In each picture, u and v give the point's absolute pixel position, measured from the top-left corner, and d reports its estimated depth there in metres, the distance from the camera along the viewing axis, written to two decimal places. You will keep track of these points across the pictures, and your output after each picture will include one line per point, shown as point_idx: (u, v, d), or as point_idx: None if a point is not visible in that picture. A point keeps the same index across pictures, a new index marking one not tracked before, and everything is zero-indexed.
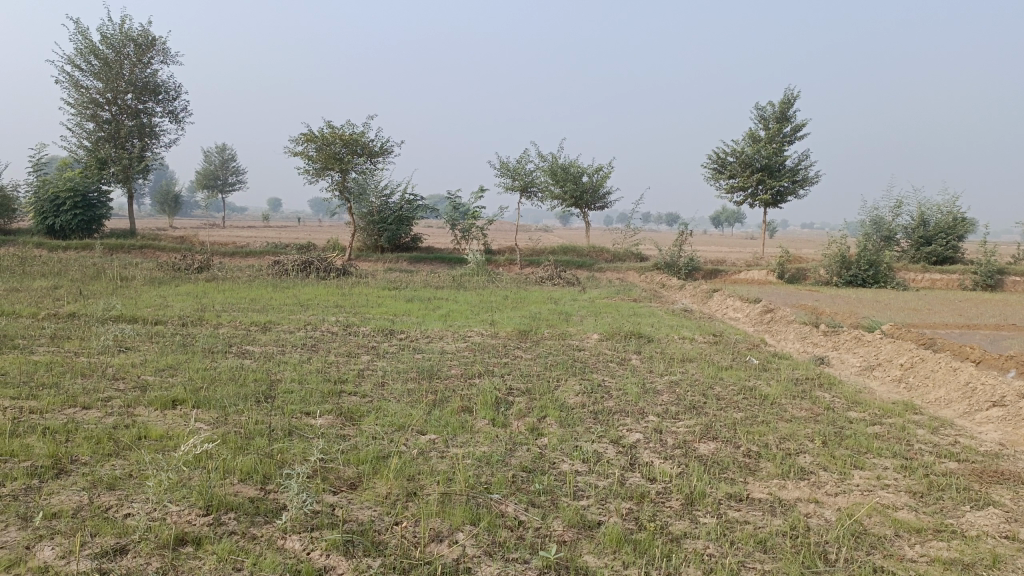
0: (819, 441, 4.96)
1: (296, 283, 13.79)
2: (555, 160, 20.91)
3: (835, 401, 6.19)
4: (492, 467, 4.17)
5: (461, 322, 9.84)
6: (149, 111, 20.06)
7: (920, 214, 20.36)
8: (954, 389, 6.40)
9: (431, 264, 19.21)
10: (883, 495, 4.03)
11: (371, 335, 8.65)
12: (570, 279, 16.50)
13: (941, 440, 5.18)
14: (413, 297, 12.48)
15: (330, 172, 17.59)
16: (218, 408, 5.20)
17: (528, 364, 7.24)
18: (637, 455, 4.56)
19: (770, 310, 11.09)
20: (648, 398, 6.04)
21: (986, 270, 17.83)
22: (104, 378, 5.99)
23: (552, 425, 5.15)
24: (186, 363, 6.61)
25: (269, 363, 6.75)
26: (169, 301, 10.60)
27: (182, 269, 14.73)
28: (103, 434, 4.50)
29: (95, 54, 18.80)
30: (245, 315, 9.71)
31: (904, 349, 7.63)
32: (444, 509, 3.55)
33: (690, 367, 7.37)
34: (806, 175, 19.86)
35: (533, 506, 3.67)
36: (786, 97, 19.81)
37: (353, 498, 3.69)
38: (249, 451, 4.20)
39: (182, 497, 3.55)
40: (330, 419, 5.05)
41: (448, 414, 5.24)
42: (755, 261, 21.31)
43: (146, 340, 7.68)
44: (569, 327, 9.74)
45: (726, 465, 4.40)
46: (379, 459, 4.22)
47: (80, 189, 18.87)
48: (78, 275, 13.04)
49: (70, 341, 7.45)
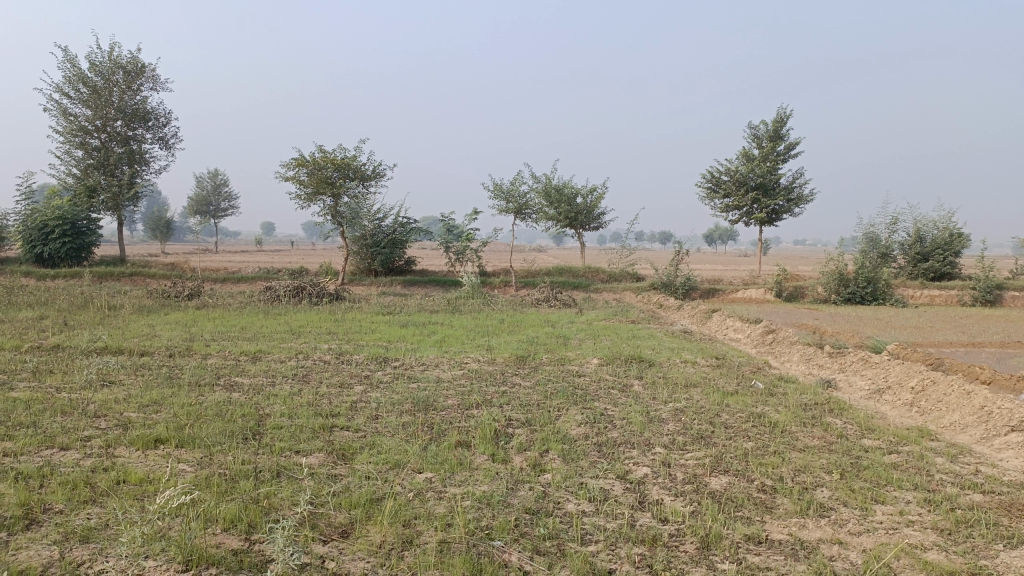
0: (836, 473, 4.73)
1: (288, 310, 13.57)
2: (549, 181, 20.79)
3: (847, 428, 5.96)
4: (493, 510, 3.92)
5: (456, 349, 9.59)
6: (139, 137, 19.89)
7: (916, 230, 20.28)
8: (969, 413, 6.17)
9: (425, 287, 18.98)
10: (909, 533, 3.80)
11: (365, 363, 8.39)
12: (567, 300, 16.28)
13: (962, 470, 4.95)
14: (407, 323, 12.23)
15: (322, 197, 17.41)
16: (203, 447, 4.95)
17: (527, 392, 6.99)
18: (646, 492, 4.31)
19: (771, 331, 10.87)
20: (653, 428, 5.79)
21: (985, 286, 17.68)
22: (85, 416, 5.72)
23: (555, 460, 4.91)
24: (171, 398, 6.34)
25: (257, 396, 6.48)
26: (156, 331, 10.34)
27: (172, 296, 14.50)
28: (79, 480, 4.23)
29: (85, 81, 18.65)
30: (234, 344, 9.44)
31: (913, 371, 7.41)
32: (443, 560, 3.30)
33: (695, 393, 7.13)
34: (801, 193, 19.76)
35: (538, 554, 3.42)
36: (780, 115, 19.76)
37: (344, 549, 3.43)
38: (234, 496, 3.94)
39: (160, 551, 3.29)
40: (320, 457, 4.80)
41: (445, 449, 5.00)
42: (753, 280, 21.16)
43: (131, 373, 7.40)
44: (568, 351, 9.49)
45: (740, 502, 4.15)
46: (372, 502, 3.97)
47: (69, 217, 18.64)
48: (66, 304, 12.79)
49: (52, 375, 7.18)
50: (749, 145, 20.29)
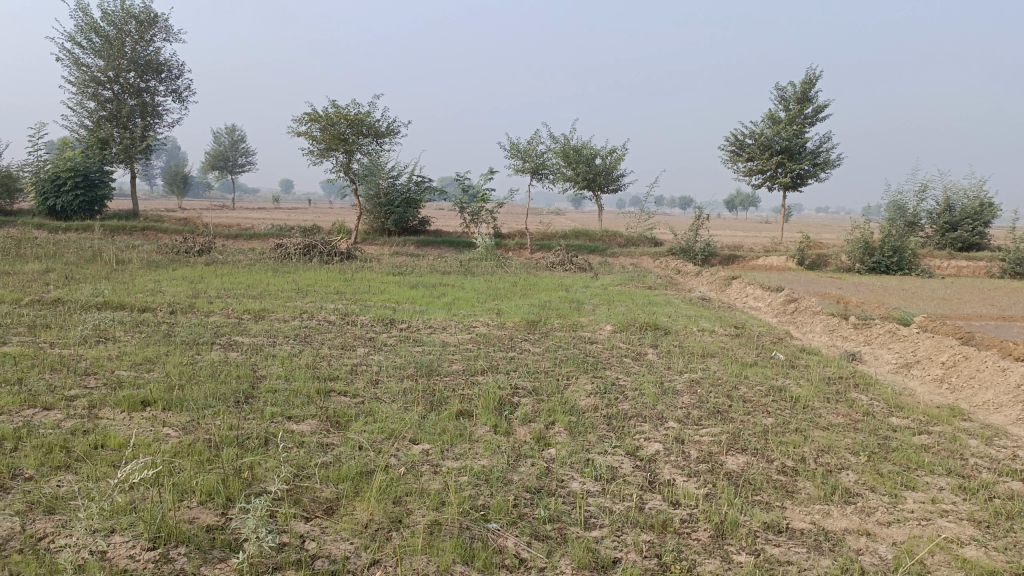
0: (863, 454, 4.40)
1: (298, 268, 13.32)
2: (568, 141, 20.29)
3: (874, 405, 5.63)
4: (491, 488, 3.64)
5: (466, 312, 9.30)
6: (152, 90, 19.54)
7: (945, 199, 19.60)
8: (1004, 391, 5.80)
9: (439, 247, 18.69)
10: (944, 525, 3.47)
11: (370, 325, 8.13)
12: (582, 265, 15.89)
13: (1000, 454, 4.60)
14: (418, 284, 11.92)
15: (335, 153, 17.04)
16: (191, 410, 4.70)
17: (536, 358, 6.72)
18: (657, 472, 4.02)
19: (794, 300, 10.46)
20: (667, 400, 5.49)
21: (1014, 258, 17.09)
22: (73, 373, 5.51)
23: (561, 433, 4.61)
24: (165, 356, 6.11)
25: (256, 356, 6.25)
26: (161, 287, 10.11)
27: (182, 252, 14.30)
28: (56, 443, 3.98)
29: (97, 31, 18.28)
30: (239, 302, 9.19)
31: (944, 346, 7.03)
32: (432, 544, 3.03)
33: (711, 363, 6.81)
34: (828, 157, 19.13)
35: (537, 539, 3.14)
36: (809, 77, 19.05)
37: (327, 528, 3.17)
38: (216, 466, 3.69)
39: (127, 526, 3.05)
40: (313, 424, 4.55)
41: (444, 419, 4.71)
42: (774, 247, 20.60)
43: (128, 330, 7.18)
44: (581, 317, 9.18)
45: (760, 485, 3.85)
46: (362, 476, 3.71)
47: (81, 169, 18.39)
48: (74, 257, 12.60)
49: (48, 330, 6.97)
50: (775, 107, 19.57)
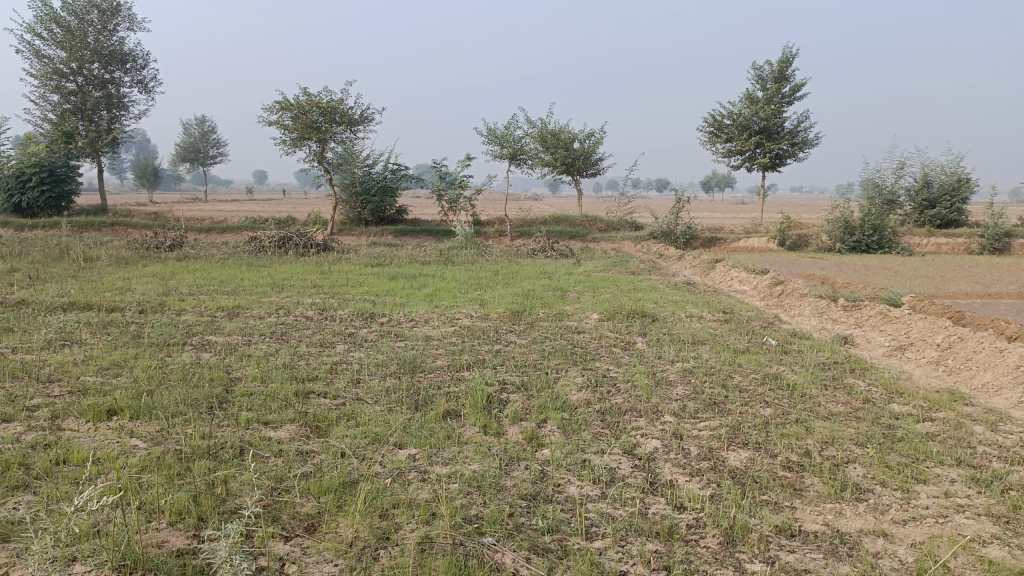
0: (869, 446, 4.22)
1: (273, 261, 12.97)
2: (546, 124, 20.01)
3: (872, 391, 5.47)
4: (484, 496, 3.41)
5: (448, 303, 9.04)
6: (117, 80, 18.97)
7: (923, 176, 19.59)
8: (1003, 372, 5.66)
9: (417, 237, 18.39)
10: (962, 522, 3.30)
11: (349, 319, 7.85)
12: (564, 251, 15.65)
13: (1006, 440, 4.45)
14: (397, 275, 11.63)
15: (308, 142, 16.63)
16: (161, 418, 4.43)
17: (523, 351, 6.49)
18: (657, 472, 3.81)
19: (780, 282, 10.30)
20: (661, 392, 5.29)
21: (993, 234, 17.12)
22: (35, 381, 5.19)
23: (554, 432, 4.39)
24: (134, 360, 5.80)
25: (229, 357, 5.96)
26: (130, 285, 9.71)
27: (152, 247, 13.88)
28: (12, 460, 3.69)
29: (58, 21, 17.64)
30: (211, 299, 8.85)
31: (938, 327, 6.89)
32: (424, 563, 2.80)
33: (702, 351, 6.62)
34: (806, 137, 19.02)
35: (536, 554, 2.92)
36: (786, 55, 18.89)
37: (309, 548, 2.93)
38: (187, 482, 3.42)
39: (89, 554, 2.79)
40: (291, 430, 4.29)
41: (431, 421, 4.46)
42: (754, 228, 20.51)
43: (95, 332, 6.84)
44: (566, 306, 8.95)
45: (766, 483, 3.66)
46: (345, 487, 3.46)
47: (46, 164, 17.84)
48: (40, 255, 12.17)
49: (8, 335, 6.61)
50: (753, 87, 19.42)
